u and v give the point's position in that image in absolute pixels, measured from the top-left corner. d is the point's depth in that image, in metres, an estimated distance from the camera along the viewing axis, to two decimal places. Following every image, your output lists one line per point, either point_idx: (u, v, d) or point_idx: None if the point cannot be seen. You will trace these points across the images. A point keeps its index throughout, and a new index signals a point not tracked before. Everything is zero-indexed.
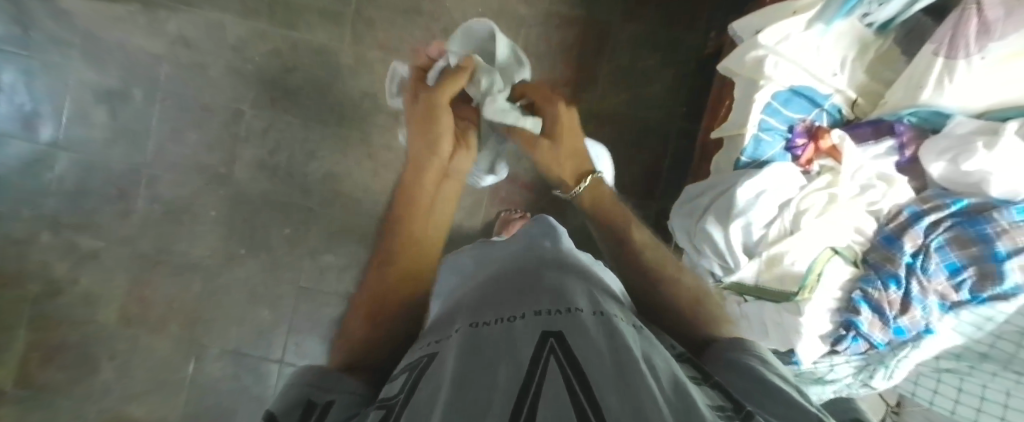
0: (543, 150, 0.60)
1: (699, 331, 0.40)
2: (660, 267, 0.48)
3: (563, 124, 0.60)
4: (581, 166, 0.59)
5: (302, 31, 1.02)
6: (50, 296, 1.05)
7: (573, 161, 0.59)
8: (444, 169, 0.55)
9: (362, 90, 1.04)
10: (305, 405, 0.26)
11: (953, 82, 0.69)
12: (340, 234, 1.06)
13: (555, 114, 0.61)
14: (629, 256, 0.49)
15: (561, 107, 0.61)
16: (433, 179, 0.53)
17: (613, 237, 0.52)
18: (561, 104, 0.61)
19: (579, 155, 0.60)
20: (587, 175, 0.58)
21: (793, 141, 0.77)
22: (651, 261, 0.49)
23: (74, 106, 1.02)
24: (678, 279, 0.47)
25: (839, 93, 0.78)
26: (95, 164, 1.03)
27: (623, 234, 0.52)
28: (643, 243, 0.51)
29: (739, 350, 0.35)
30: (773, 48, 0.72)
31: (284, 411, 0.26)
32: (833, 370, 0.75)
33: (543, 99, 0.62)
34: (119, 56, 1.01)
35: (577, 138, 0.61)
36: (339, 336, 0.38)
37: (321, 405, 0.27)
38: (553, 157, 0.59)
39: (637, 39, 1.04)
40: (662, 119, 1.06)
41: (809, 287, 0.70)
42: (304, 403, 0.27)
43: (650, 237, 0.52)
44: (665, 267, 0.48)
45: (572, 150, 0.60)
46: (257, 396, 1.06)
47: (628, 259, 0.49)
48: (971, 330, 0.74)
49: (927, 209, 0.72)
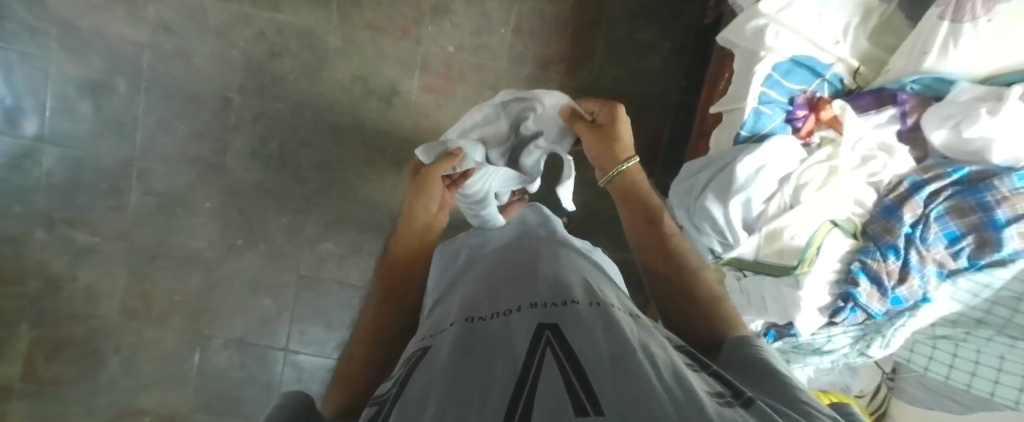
0: (593, 142, 0.60)
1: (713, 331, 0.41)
2: (684, 254, 0.51)
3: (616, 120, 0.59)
4: (622, 153, 0.58)
5: (285, 12, 0.98)
6: (50, 292, 1.05)
7: (615, 147, 0.58)
8: (428, 222, 0.62)
9: (352, 74, 1.01)
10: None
11: (957, 48, 0.67)
12: (338, 222, 1.05)
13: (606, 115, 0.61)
14: (655, 244, 0.52)
15: (613, 108, 0.60)
16: (415, 233, 0.60)
17: (646, 225, 0.54)
18: (612, 106, 0.60)
19: (623, 144, 0.58)
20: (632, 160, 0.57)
21: (793, 112, 0.75)
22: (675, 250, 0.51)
23: (56, 98, 0.99)
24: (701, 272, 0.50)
25: (841, 62, 0.76)
26: (84, 159, 1.01)
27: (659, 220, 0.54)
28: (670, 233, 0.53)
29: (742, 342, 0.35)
30: (774, 16, 0.71)
31: None
32: (830, 341, 0.78)
33: (599, 104, 0.61)
34: (99, 46, 0.97)
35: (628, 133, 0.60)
36: (331, 390, 0.42)
37: None
38: (597, 145, 0.59)
39: (633, 11, 1.01)
40: (659, 95, 1.04)
41: (809, 259, 0.70)
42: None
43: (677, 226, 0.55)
44: (689, 257, 0.51)
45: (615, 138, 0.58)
46: (265, 382, 1.08)
47: (655, 245, 0.52)
48: (967, 297, 0.75)
49: (928, 179, 0.71)
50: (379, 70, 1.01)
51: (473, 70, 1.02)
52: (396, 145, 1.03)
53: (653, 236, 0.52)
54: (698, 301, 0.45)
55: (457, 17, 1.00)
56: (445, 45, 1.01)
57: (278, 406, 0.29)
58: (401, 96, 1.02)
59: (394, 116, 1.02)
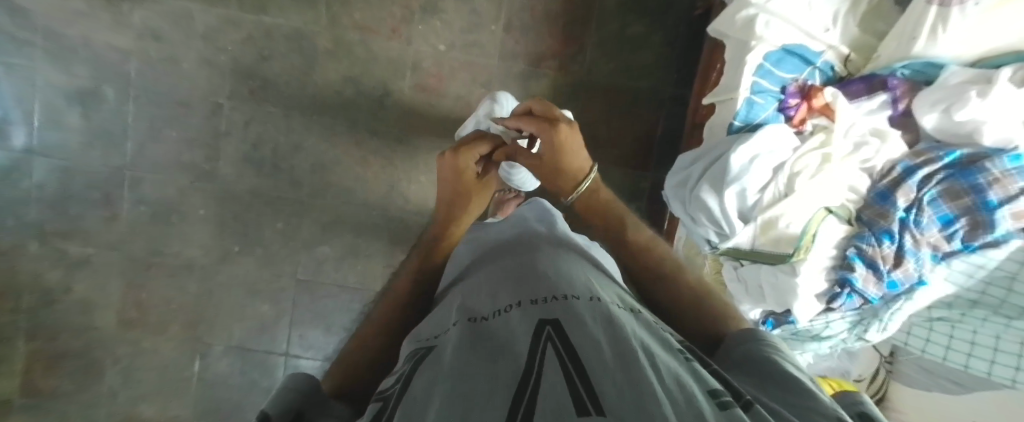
0: (536, 167, 0.60)
1: (711, 325, 0.42)
2: (660, 265, 0.50)
3: (556, 151, 0.56)
4: (566, 182, 0.57)
5: (274, 15, 0.97)
6: (45, 304, 1.04)
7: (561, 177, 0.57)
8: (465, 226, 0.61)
9: (343, 76, 1.00)
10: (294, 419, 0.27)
11: (946, 32, 0.68)
12: (335, 225, 1.05)
13: (547, 141, 0.56)
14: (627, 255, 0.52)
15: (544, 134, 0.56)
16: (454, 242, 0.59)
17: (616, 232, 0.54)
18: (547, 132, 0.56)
19: (568, 169, 0.56)
20: (581, 186, 0.57)
21: (784, 102, 0.76)
22: (653, 257, 0.51)
23: (44, 108, 0.98)
24: (680, 276, 0.48)
25: (831, 50, 0.76)
26: (74, 169, 1.00)
27: (623, 238, 0.53)
28: (640, 246, 0.52)
29: (750, 344, 0.35)
30: (763, 6, 0.72)
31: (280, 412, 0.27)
32: (828, 327, 0.78)
33: (536, 124, 0.58)
34: (85, 54, 0.96)
35: (574, 155, 0.56)
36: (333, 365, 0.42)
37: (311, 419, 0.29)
38: (542, 174, 0.60)
39: (624, 3, 1.01)
40: (653, 87, 1.04)
41: (804, 248, 0.70)
42: (291, 416, 0.28)
43: (649, 235, 0.54)
44: (668, 265, 0.50)
45: (559, 167, 0.56)
46: (266, 387, 1.08)
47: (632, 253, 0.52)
48: (962, 278, 0.76)
49: (920, 163, 0.71)
50: (370, 71, 1.01)
51: (465, 68, 1.02)
52: (390, 145, 1.03)
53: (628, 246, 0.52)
54: (687, 300, 0.45)
55: (447, 16, 1.00)
56: (436, 44, 1.01)
57: (285, 387, 0.30)
58: (394, 96, 1.01)
59: (387, 117, 1.02)
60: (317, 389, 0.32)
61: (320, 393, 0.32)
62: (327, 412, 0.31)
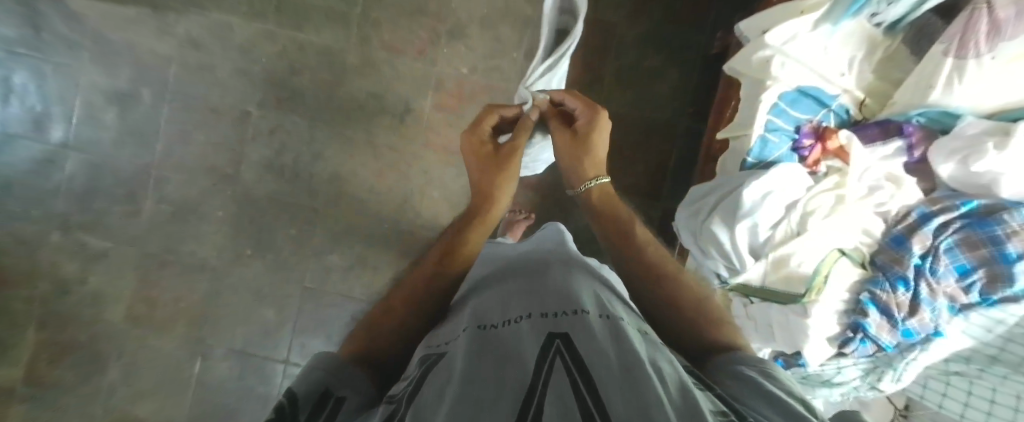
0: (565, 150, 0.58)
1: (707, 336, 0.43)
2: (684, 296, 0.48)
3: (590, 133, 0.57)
4: (591, 169, 0.58)
5: (307, 32, 1.02)
6: (59, 295, 1.06)
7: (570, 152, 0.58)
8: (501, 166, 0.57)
9: (367, 91, 1.04)
10: (320, 395, 0.30)
11: (962, 83, 0.69)
12: (346, 235, 1.06)
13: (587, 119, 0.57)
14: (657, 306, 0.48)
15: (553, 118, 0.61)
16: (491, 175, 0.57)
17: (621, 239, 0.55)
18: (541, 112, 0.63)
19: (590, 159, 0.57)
20: (598, 180, 0.58)
21: (799, 141, 0.76)
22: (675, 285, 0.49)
23: (83, 106, 1.03)
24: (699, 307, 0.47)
25: (846, 94, 0.78)
26: (104, 165, 1.04)
27: (644, 254, 0.52)
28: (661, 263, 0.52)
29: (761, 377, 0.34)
30: (779, 48, 0.72)
31: (304, 394, 0.30)
32: (840, 373, 0.75)
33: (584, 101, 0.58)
34: (129, 58, 1.02)
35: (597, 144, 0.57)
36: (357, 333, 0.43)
37: (334, 397, 0.31)
38: (567, 152, 0.58)
39: (642, 39, 1.04)
40: (666, 120, 1.05)
41: (816, 288, 0.70)
42: (319, 391, 0.31)
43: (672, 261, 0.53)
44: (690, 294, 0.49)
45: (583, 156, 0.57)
46: (264, 394, 1.07)
47: (640, 281, 0.50)
48: (980, 332, 0.74)
49: (936, 210, 0.72)
50: (394, 88, 1.04)
51: (485, 91, 1.05)
52: (406, 159, 1.05)
53: (641, 267, 0.51)
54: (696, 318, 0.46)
55: (471, 41, 1.04)
56: (458, 67, 1.04)
57: (312, 366, 0.33)
58: (414, 114, 1.05)
59: (406, 132, 1.05)
60: (335, 361, 0.34)
61: (345, 361, 0.34)
62: (358, 383, 0.33)
